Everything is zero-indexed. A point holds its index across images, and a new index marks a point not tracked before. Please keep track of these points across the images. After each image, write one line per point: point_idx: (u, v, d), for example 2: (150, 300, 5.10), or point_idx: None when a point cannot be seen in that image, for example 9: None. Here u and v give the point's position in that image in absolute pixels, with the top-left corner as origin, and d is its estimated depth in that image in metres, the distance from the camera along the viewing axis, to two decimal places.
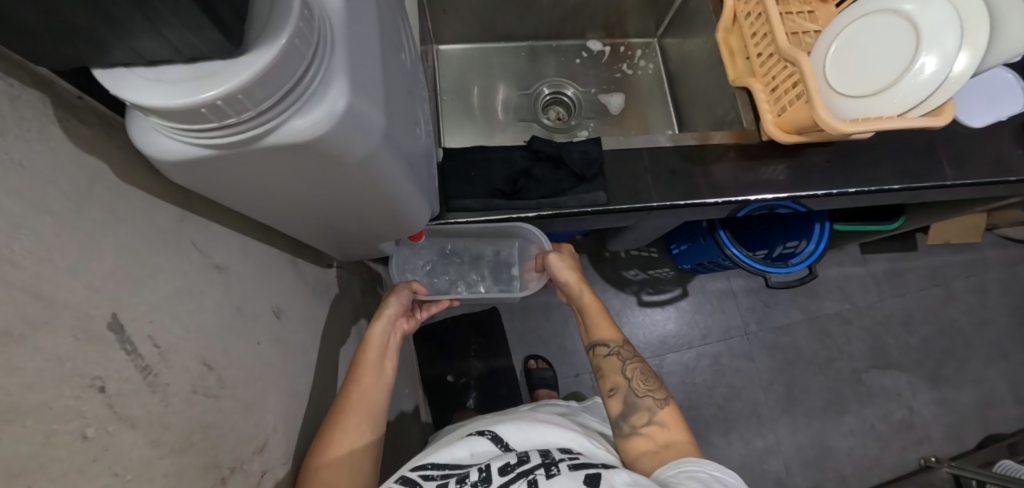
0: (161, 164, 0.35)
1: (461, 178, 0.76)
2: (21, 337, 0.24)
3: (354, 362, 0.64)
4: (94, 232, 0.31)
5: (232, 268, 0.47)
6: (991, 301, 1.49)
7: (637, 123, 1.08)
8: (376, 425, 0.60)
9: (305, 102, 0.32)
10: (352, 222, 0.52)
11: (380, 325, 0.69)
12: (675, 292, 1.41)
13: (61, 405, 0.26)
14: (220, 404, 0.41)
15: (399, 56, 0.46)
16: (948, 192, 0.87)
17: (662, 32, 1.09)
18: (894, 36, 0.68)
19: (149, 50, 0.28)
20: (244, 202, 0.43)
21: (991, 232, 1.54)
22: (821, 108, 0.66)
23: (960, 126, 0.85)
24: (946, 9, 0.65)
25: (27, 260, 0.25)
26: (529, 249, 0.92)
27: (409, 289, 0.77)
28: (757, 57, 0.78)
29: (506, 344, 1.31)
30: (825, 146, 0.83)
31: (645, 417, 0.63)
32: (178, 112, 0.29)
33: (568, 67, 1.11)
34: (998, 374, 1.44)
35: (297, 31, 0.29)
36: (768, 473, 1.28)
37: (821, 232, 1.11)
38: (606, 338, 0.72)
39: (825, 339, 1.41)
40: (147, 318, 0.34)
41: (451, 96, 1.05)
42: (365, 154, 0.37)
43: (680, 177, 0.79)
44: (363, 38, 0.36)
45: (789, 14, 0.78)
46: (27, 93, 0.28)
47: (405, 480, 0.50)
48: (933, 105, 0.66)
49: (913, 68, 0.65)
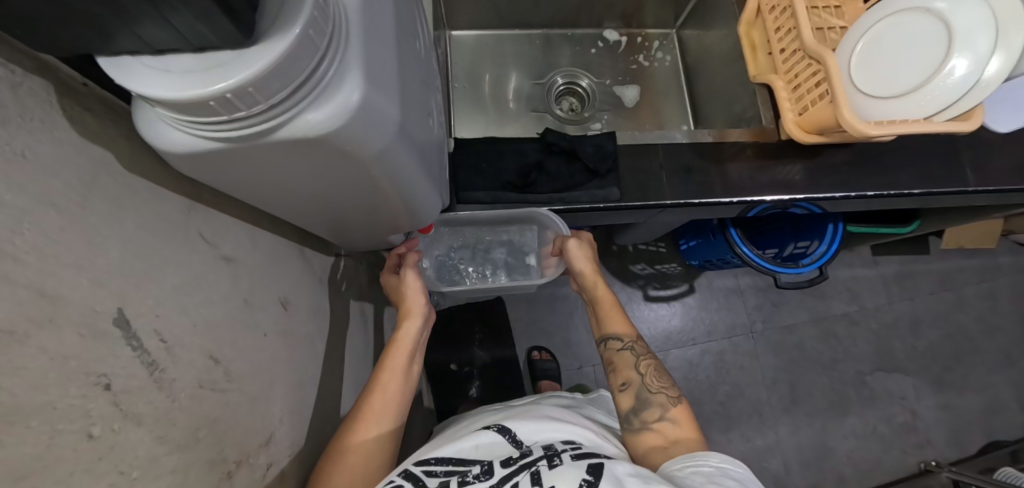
0: (167, 155, 0.33)
1: (473, 170, 0.75)
2: (23, 335, 0.23)
3: (378, 363, 0.62)
4: (99, 226, 0.30)
5: (240, 260, 0.46)
6: (1001, 308, 1.47)
7: (651, 117, 1.05)
8: (394, 416, 0.59)
9: (317, 95, 0.30)
10: (362, 214, 0.51)
11: (410, 324, 0.67)
12: (681, 288, 1.40)
13: (66, 405, 0.25)
14: (227, 398, 0.41)
15: (414, 43, 0.44)
16: (968, 198, 0.85)
17: (681, 23, 1.06)
18: (926, 36, 0.65)
19: (155, 37, 0.26)
20: (251, 195, 0.42)
21: (1006, 238, 1.51)
22: (845, 108, 0.63)
23: (987, 131, 0.82)
24: (981, 8, 0.62)
25: (30, 256, 0.24)
26: (547, 234, 0.88)
27: (411, 262, 0.72)
28: (780, 53, 0.75)
29: (509, 333, 1.31)
30: (846, 148, 0.81)
31: (657, 412, 0.62)
32: (186, 105, 0.27)
33: (582, 57, 1.08)
34: (1004, 381, 1.43)
35: (312, 21, 0.27)
36: (767, 471, 1.28)
37: (833, 232, 1.10)
38: (620, 331, 0.71)
39: (831, 341, 1.40)
40: (153, 313, 0.33)
41: (463, 83, 1.03)
42: (378, 149, 0.36)
43: (694, 174, 0.77)
44: (376, 26, 0.34)
45: (814, 9, 0.75)
46: (29, 80, 0.27)
47: (408, 475, 0.49)
48: (963, 109, 0.63)
49: (944, 69, 0.62)
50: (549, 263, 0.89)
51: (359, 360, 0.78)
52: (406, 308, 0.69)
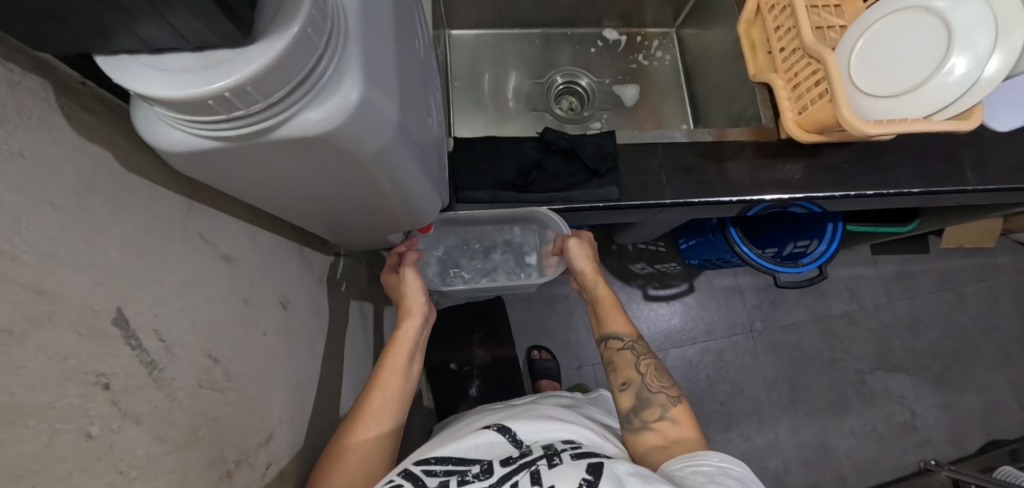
0: (166, 154, 0.33)
1: (472, 169, 0.74)
2: (22, 335, 0.23)
3: (379, 363, 0.62)
4: (98, 226, 0.30)
5: (239, 259, 0.46)
6: (1001, 307, 1.47)
7: (651, 116, 1.05)
8: (395, 416, 0.59)
9: (316, 94, 0.30)
10: (361, 214, 0.51)
11: (410, 324, 0.66)
12: (681, 287, 1.40)
13: (65, 404, 0.25)
14: (226, 397, 0.41)
15: (413, 42, 0.44)
16: (968, 197, 0.85)
17: (681, 22, 1.06)
18: (926, 35, 0.65)
19: (153, 36, 0.26)
20: (249, 194, 0.42)
21: (1006, 237, 1.51)
22: (845, 107, 0.63)
23: (987, 130, 0.82)
24: (981, 7, 0.62)
25: (29, 255, 0.24)
26: (547, 234, 0.88)
27: (411, 261, 0.72)
28: (779, 52, 0.75)
29: (509, 333, 1.31)
30: (846, 147, 0.81)
31: (657, 412, 0.62)
32: (185, 103, 0.27)
33: (582, 57, 1.08)
34: (1003, 380, 1.43)
35: (310, 19, 0.27)
36: (767, 470, 1.28)
37: (833, 232, 1.08)
38: (620, 331, 0.71)
39: (831, 340, 1.40)
40: (152, 312, 0.33)
41: (462, 82, 1.03)
42: (377, 148, 0.36)
43: (694, 174, 0.77)
44: (375, 25, 0.34)
45: (814, 8, 0.75)
46: (28, 79, 0.27)
47: (408, 474, 0.49)
48: (962, 108, 0.63)
49: (944, 69, 0.62)
50: (549, 262, 0.89)
51: (359, 360, 0.78)
52: (406, 308, 0.68)
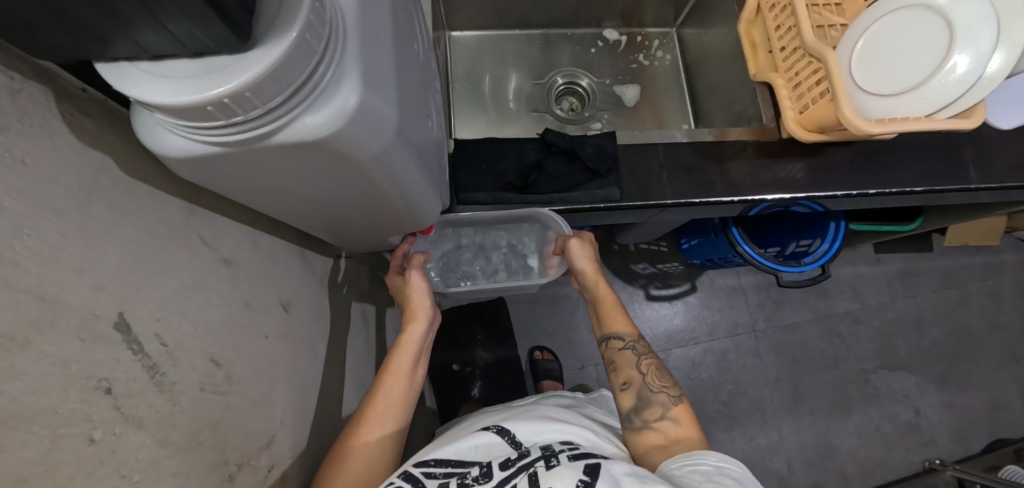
0: (166, 161, 0.34)
1: (473, 170, 0.75)
2: (24, 340, 0.24)
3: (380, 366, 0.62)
4: (99, 230, 0.30)
5: (240, 262, 0.46)
6: (1005, 306, 1.46)
7: (651, 116, 1.05)
8: (397, 419, 0.60)
9: (315, 98, 0.30)
10: (359, 216, 0.51)
11: (415, 328, 0.67)
12: (684, 287, 1.39)
13: (67, 409, 0.26)
14: (229, 401, 0.41)
15: (411, 44, 0.44)
16: (970, 196, 0.85)
17: (681, 22, 1.05)
18: (927, 33, 0.65)
19: (151, 42, 0.26)
20: (249, 198, 0.43)
21: (1010, 234, 1.50)
22: (845, 105, 0.63)
23: (990, 128, 0.81)
24: (982, 6, 0.62)
25: (30, 261, 0.25)
26: (548, 234, 0.88)
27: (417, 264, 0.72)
28: (780, 51, 0.75)
29: (511, 334, 1.31)
30: (847, 146, 0.80)
31: (658, 412, 0.62)
32: (185, 109, 0.28)
33: (582, 57, 1.08)
34: (1008, 378, 1.42)
35: (309, 24, 0.28)
36: (770, 471, 1.27)
37: (835, 231, 1.08)
38: (621, 331, 0.71)
39: (834, 339, 1.40)
40: (153, 316, 0.33)
41: (463, 83, 1.03)
42: (376, 152, 0.36)
43: (695, 174, 0.77)
44: (373, 28, 0.34)
45: (815, 6, 0.75)
46: (28, 86, 0.27)
47: (408, 476, 0.49)
48: (962, 106, 0.63)
49: (946, 66, 0.62)
50: (550, 263, 0.89)
51: (360, 361, 0.78)
52: (411, 310, 0.68)
